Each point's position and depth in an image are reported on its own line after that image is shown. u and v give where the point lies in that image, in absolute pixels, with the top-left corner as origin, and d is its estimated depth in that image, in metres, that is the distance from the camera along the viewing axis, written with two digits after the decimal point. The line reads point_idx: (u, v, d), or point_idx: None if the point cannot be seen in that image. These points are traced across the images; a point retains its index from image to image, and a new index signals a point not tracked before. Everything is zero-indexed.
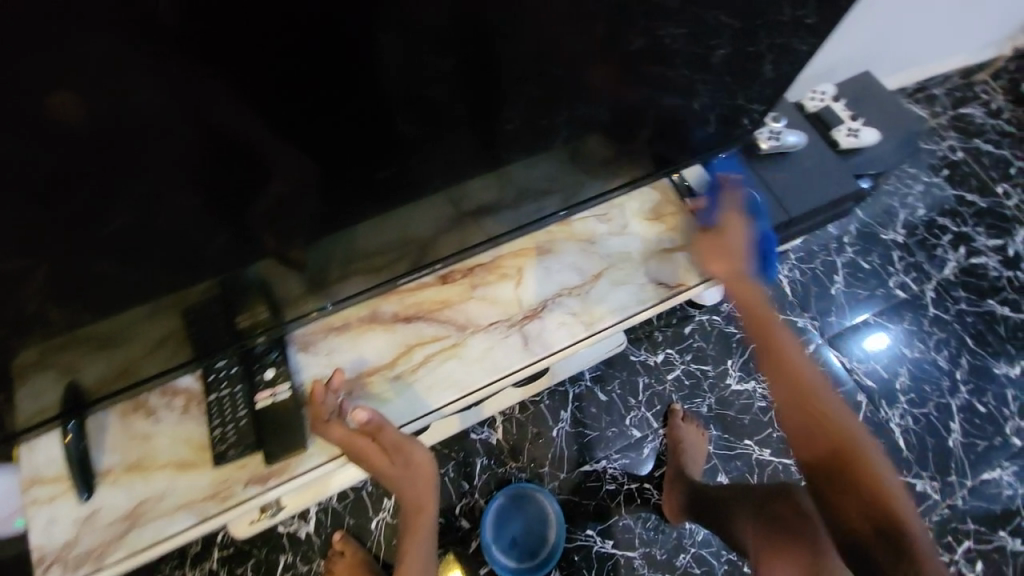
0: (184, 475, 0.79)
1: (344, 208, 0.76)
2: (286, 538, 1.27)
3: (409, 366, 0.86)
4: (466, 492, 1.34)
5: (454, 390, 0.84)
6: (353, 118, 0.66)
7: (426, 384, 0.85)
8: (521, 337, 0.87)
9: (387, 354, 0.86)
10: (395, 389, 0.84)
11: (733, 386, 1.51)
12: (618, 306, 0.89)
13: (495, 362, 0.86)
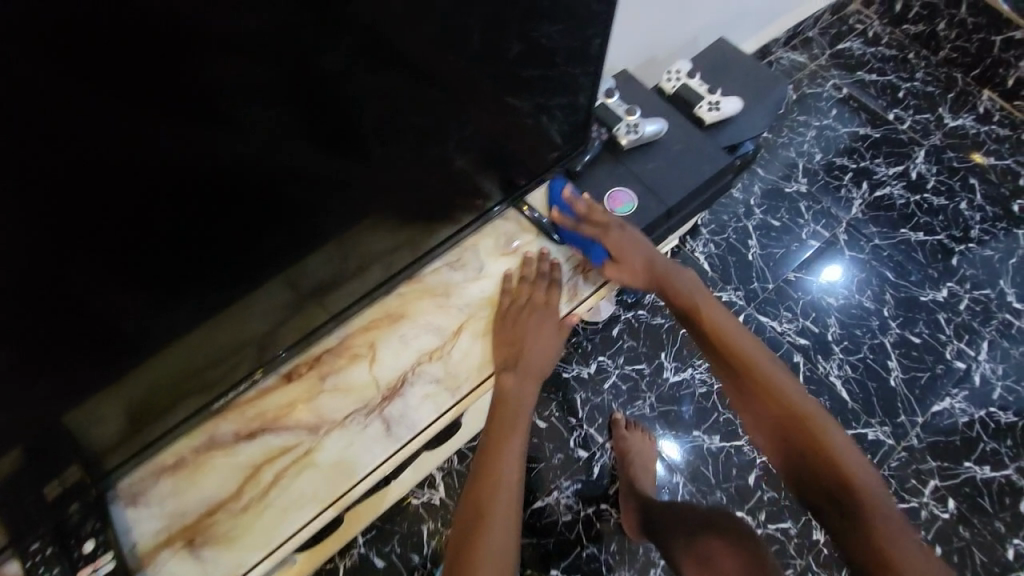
0: None
1: (143, 332, 0.67)
2: None
3: (261, 489, 0.77)
4: (418, 565, 1.25)
5: (315, 504, 0.77)
6: (111, 231, 0.57)
7: (283, 505, 0.77)
8: (383, 422, 0.81)
9: (234, 481, 0.77)
10: (249, 519, 0.76)
11: (671, 378, 1.47)
12: (476, 366, 0.86)
13: (354, 461, 0.79)
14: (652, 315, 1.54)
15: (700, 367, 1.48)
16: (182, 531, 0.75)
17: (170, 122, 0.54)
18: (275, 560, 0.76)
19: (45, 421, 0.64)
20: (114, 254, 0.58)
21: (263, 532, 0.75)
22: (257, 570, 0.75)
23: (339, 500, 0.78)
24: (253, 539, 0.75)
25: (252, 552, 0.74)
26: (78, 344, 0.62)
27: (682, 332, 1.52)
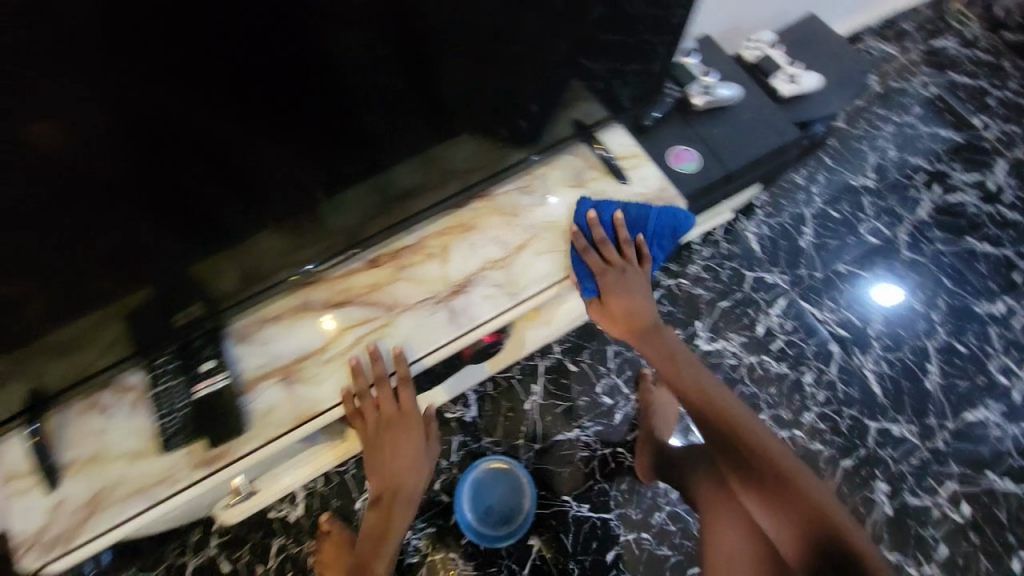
0: (134, 464, 0.77)
1: (258, 201, 0.78)
2: (278, 522, 1.33)
3: (340, 351, 0.89)
4: (444, 468, 1.38)
5: (383, 371, 0.88)
6: (258, 102, 0.67)
7: (355, 365, 0.87)
8: (449, 312, 0.91)
9: (317, 341, 0.87)
10: (327, 373, 0.87)
11: (703, 347, 1.52)
12: (539, 275, 0.94)
13: (425, 337, 0.90)
14: (693, 286, 1.59)
15: (734, 340, 1.52)
16: (272, 374, 0.85)
17: (318, 9, 0.62)
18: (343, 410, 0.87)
19: (180, 264, 0.78)
20: (249, 127, 0.69)
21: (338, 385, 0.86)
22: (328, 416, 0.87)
23: (401, 371, 0.88)
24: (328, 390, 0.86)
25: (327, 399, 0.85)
26: (215, 200, 0.74)
27: (720, 305, 1.57)
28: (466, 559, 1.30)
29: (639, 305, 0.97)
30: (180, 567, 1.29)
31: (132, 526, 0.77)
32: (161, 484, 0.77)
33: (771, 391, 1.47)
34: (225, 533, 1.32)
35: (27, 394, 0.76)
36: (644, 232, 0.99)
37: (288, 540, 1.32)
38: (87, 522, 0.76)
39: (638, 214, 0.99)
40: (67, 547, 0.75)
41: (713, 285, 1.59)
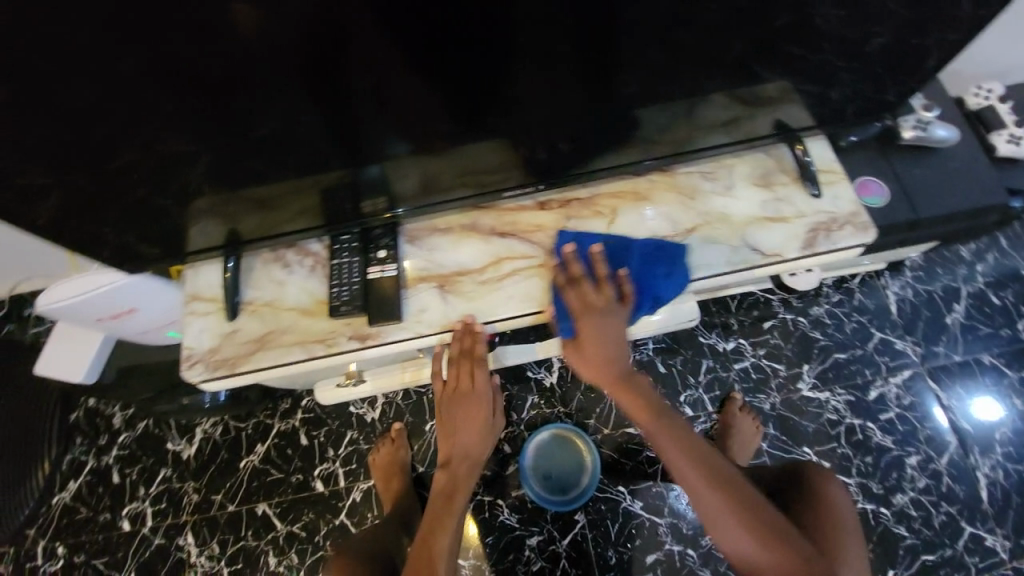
0: (305, 318, 0.83)
1: (454, 124, 0.75)
2: (355, 417, 1.43)
3: (497, 275, 0.86)
4: (512, 421, 1.40)
5: (534, 306, 0.84)
6: (499, 26, 0.61)
7: (508, 294, 0.85)
8: (605, 271, 0.85)
9: (480, 261, 0.87)
10: (481, 292, 0.85)
11: (804, 392, 1.43)
12: (705, 263, 0.85)
13: (575, 288, 0.84)
14: (811, 327, 1.50)
15: (840, 395, 1.42)
16: (434, 278, 0.85)
17: None
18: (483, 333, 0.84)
19: (369, 160, 0.78)
20: (479, 50, 0.63)
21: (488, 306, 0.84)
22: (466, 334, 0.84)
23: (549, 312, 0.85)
24: (478, 309, 0.84)
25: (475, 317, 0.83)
26: (420, 112, 0.72)
27: (834, 355, 1.47)
28: (512, 511, 1.32)
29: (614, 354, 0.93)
30: (267, 426, 1.42)
31: (286, 372, 0.82)
32: (324, 343, 0.81)
33: (866, 459, 1.37)
34: (309, 411, 1.44)
35: (227, 230, 0.86)
36: (628, 268, 0.86)
37: (359, 436, 1.41)
38: (251, 357, 0.81)
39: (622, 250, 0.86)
40: (229, 372, 0.80)
41: (833, 333, 1.49)
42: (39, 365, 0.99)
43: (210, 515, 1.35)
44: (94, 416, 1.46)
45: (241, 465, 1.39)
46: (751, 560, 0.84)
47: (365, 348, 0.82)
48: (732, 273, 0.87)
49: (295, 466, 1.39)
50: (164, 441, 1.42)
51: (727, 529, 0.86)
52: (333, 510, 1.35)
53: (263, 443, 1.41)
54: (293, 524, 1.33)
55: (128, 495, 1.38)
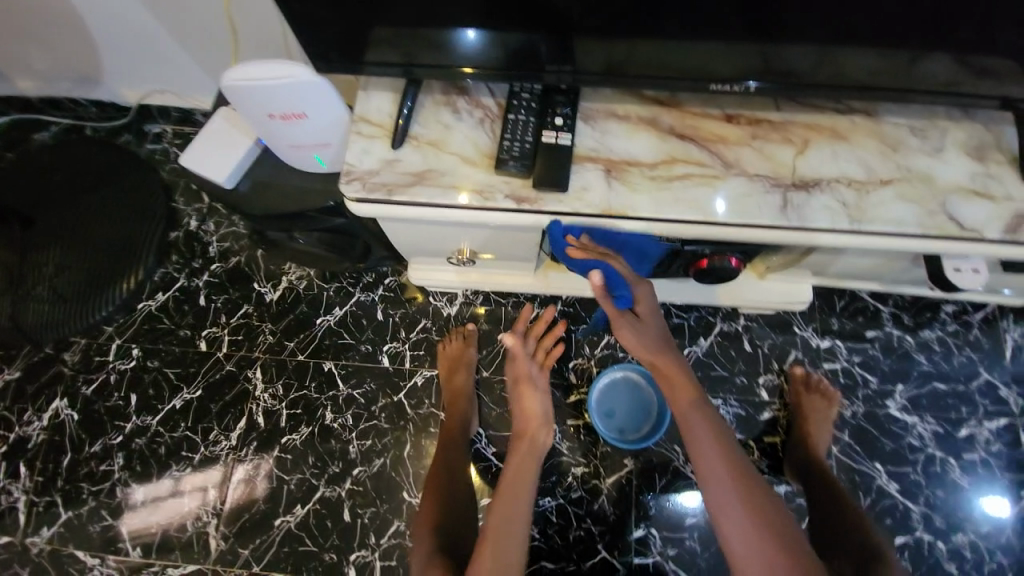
0: (466, 166, 0.81)
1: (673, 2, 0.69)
2: (432, 308, 1.44)
3: (669, 176, 0.81)
4: (585, 355, 1.38)
5: (701, 216, 0.79)
6: None
7: (676, 196, 0.80)
8: (781, 200, 0.80)
9: (654, 158, 0.82)
10: (649, 188, 0.80)
11: (891, 410, 1.34)
12: (892, 218, 0.79)
13: (746, 208, 0.79)
14: (916, 349, 1.40)
15: (929, 423, 1.34)
16: (605, 161, 0.81)
17: None
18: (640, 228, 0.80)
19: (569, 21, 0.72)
20: None
21: (654, 204, 0.79)
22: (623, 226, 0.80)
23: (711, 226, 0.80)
24: (642, 204, 0.79)
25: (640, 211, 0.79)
26: None
27: (933, 382, 1.37)
28: (564, 437, 1.32)
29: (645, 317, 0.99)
30: (348, 294, 1.45)
31: (435, 213, 0.81)
32: (481, 194, 0.79)
33: (937, 492, 1.29)
34: (391, 291, 1.45)
35: (407, 60, 0.80)
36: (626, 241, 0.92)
37: (432, 326, 1.42)
38: (409, 188, 0.80)
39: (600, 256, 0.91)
40: (382, 198, 0.80)
41: (937, 361, 1.39)
42: (188, 159, 1.05)
43: (280, 359, 1.40)
44: (192, 240, 1.52)
45: (317, 322, 1.43)
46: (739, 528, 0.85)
47: (519, 211, 0.80)
48: (920, 239, 0.79)
49: (367, 336, 1.42)
50: (251, 281, 1.46)
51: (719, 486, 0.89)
52: (394, 387, 1.37)
53: (341, 308, 1.44)
54: (355, 388, 1.37)
55: (208, 321, 1.44)
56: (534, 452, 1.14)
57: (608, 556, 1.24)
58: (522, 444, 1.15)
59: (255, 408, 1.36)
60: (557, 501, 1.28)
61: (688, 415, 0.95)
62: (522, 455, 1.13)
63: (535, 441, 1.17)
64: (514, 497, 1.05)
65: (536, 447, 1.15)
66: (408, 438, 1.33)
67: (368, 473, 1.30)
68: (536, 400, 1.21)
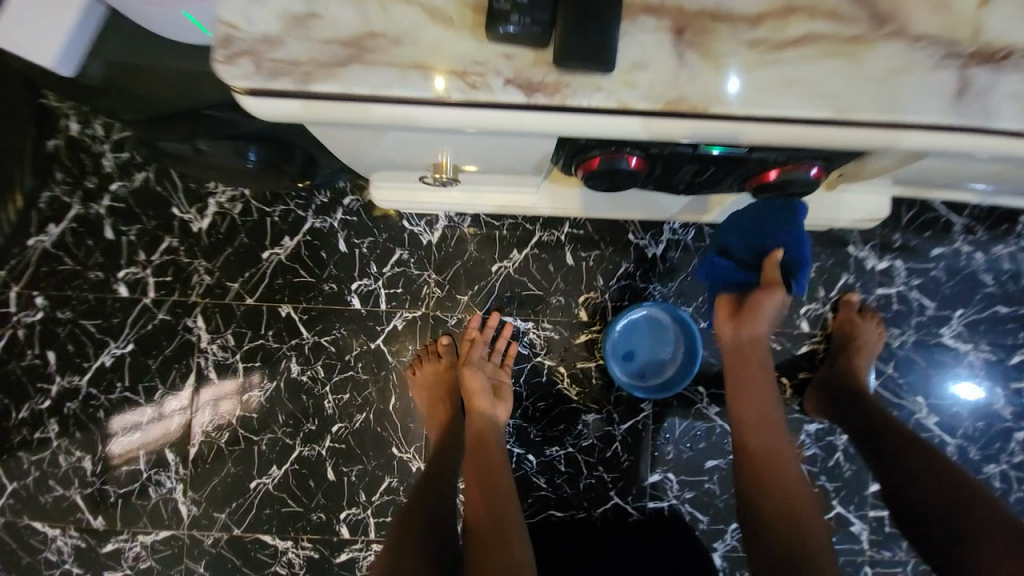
0: (436, 29, 0.47)
1: None
2: (408, 235, 1.15)
3: (782, 39, 0.48)
4: (597, 288, 1.16)
5: (830, 110, 0.47)
6: None
7: (793, 75, 0.47)
8: (952, 81, 0.49)
9: (758, 8, 0.48)
10: (751, 61, 0.47)
11: (944, 338, 1.18)
12: None
13: (896, 95, 0.49)
14: (985, 269, 1.19)
15: (983, 351, 1.18)
16: (676, 13, 0.47)
17: None
18: (727, 134, 0.49)
19: None
20: None
21: (758, 90, 0.47)
22: (701, 130, 0.48)
23: (843, 128, 0.48)
24: (738, 90, 0.47)
25: (733, 104, 0.47)
26: None
27: (996, 306, 1.19)
28: (573, 383, 1.15)
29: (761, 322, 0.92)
30: (298, 219, 1.14)
31: (386, 115, 0.48)
32: (464, 80, 0.46)
33: (977, 424, 1.18)
34: (353, 215, 1.14)
35: None
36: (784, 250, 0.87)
37: (410, 258, 1.15)
38: (338, 69, 0.46)
39: (758, 232, 0.89)
40: (293, 91, 0.47)
41: (1006, 282, 1.19)
42: None
43: (224, 304, 1.14)
44: (80, 152, 1.15)
45: (264, 257, 1.14)
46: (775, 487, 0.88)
47: (529, 108, 0.47)
48: None
49: (329, 272, 1.14)
50: (170, 205, 1.14)
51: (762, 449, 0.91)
52: (370, 332, 1.14)
53: (291, 238, 1.14)
54: (322, 335, 1.14)
55: (124, 258, 1.14)
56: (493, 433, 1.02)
57: (620, 502, 1.15)
58: (483, 442, 1.01)
59: (204, 362, 1.14)
60: (566, 450, 1.15)
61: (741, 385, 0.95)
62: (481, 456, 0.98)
63: (495, 430, 1.03)
64: (490, 477, 0.96)
65: (495, 434, 1.02)
66: (392, 390, 1.14)
67: (349, 429, 1.14)
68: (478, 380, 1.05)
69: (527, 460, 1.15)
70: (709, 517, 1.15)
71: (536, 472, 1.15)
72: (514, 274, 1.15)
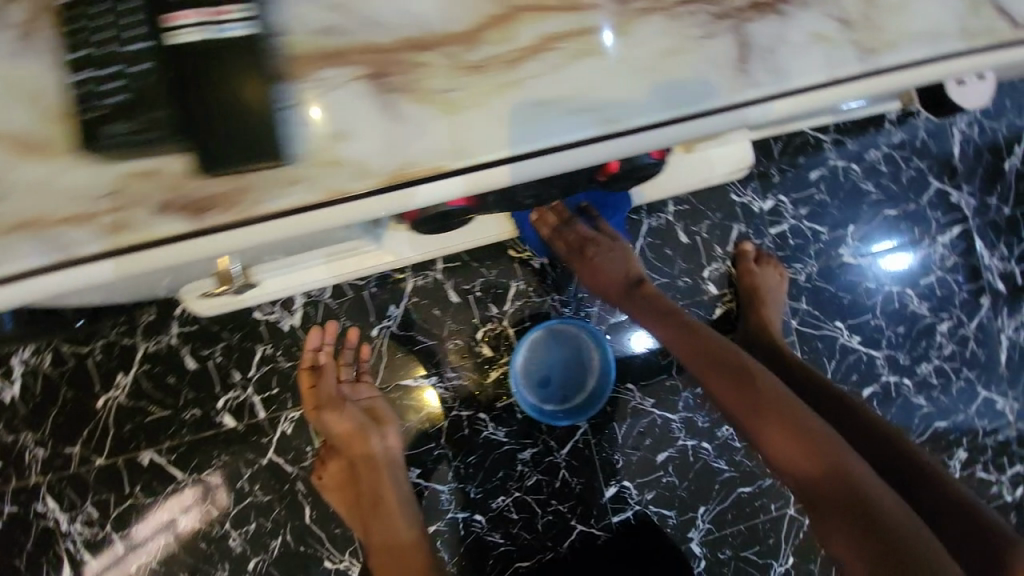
0: (26, 163, 0.34)
1: None
2: (264, 327, 0.99)
3: (514, 52, 0.37)
4: (493, 317, 1.05)
5: (597, 125, 0.37)
6: None
7: (543, 95, 0.37)
8: (738, 47, 0.39)
9: (474, 14, 0.36)
10: (485, 91, 0.36)
11: (845, 258, 1.15)
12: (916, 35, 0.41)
13: (679, 82, 0.38)
14: (864, 177, 1.15)
15: (882, 261, 1.16)
16: (362, 52, 0.35)
17: None
18: (483, 188, 0.37)
19: None
20: None
21: (496, 127, 0.36)
22: (447, 192, 0.37)
23: (618, 141, 0.38)
24: (473, 136, 0.36)
25: (470, 155, 0.36)
26: None
27: (885, 211, 1.16)
28: (498, 425, 1.05)
29: (615, 267, 0.97)
30: (127, 349, 0.98)
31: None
32: (102, 221, 0.34)
33: (898, 330, 1.16)
34: (190, 324, 0.97)
35: None
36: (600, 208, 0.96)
37: (276, 352, 0.99)
38: None
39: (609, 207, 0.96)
40: None
41: (887, 185, 1.16)
42: None
43: (73, 473, 0.97)
44: None
45: (99, 406, 0.98)
46: (798, 466, 0.76)
47: (195, 237, 0.35)
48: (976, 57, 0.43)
49: (184, 397, 0.98)
50: None
51: (736, 404, 0.84)
52: (256, 449, 0.99)
53: (126, 373, 0.98)
54: (201, 471, 0.98)
55: None
56: (389, 470, 0.92)
57: (584, 529, 1.07)
58: (381, 513, 0.90)
59: (72, 548, 0.96)
60: (512, 496, 1.05)
61: (671, 334, 0.93)
62: (385, 533, 0.90)
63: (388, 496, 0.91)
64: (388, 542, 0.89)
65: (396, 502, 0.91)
66: (302, 501, 1.00)
67: (268, 561, 0.99)
68: (342, 421, 0.92)
69: (475, 521, 1.05)
70: (675, 510, 1.09)
71: (488, 529, 1.05)
72: (399, 330, 1.03)
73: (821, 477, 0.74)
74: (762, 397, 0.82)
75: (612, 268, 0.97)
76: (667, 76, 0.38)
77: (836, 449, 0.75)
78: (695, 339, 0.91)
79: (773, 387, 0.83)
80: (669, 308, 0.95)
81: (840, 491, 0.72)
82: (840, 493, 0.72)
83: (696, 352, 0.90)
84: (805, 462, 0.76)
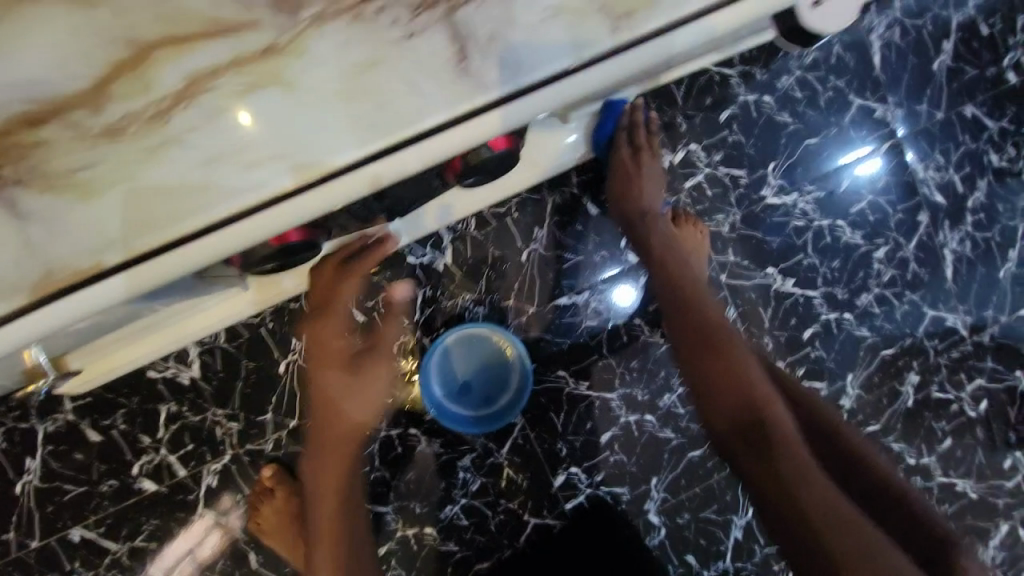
0: None
1: None
2: (163, 385, 0.94)
3: (154, 107, 0.34)
4: (405, 330, 1.00)
5: (284, 175, 0.34)
6: None
7: (212, 150, 0.34)
8: (438, 49, 0.34)
9: (103, 69, 0.34)
10: (131, 158, 0.34)
11: (768, 200, 1.08)
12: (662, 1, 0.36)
13: (374, 104, 0.34)
14: (778, 109, 1.07)
15: (808, 195, 1.09)
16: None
17: None
18: (185, 264, 0.36)
19: None
20: None
21: (164, 195, 0.34)
22: (130, 278, 0.35)
23: (321, 186, 0.35)
24: (139, 210, 0.34)
25: (148, 235, 0.34)
26: None
27: (805, 141, 1.08)
28: (432, 437, 1.02)
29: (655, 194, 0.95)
30: (27, 434, 0.93)
31: None
32: None
33: (833, 264, 1.11)
34: (84, 396, 0.93)
35: None
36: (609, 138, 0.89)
37: (182, 408, 0.94)
38: None
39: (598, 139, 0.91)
40: None
41: (804, 112, 1.07)
42: None
43: (13, 559, 0.93)
44: None
45: (18, 492, 0.93)
46: (727, 404, 0.80)
47: None
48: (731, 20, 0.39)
49: (98, 470, 0.94)
50: None
51: (692, 342, 0.85)
52: (184, 508, 0.96)
53: (34, 456, 0.93)
54: (134, 538, 0.95)
55: None
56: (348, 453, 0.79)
57: (539, 520, 1.06)
58: (335, 488, 0.79)
59: None
60: (460, 504, 1.04)
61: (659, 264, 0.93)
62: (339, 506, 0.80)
63: (349, 470, 0.79)
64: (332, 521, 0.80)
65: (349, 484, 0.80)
66: (245, 549, 0.97)
67: None
68: (334, 382, 0.75)
69: (426, 533, 1.03)
70: (628, 486, 1.08)
71: (442, 539, 1.03)
72: (305, 363, 0.96)
73: (754, 416, 0.77)
74: (726, 344, 0.84)
75: (648, 194, 0.94)
76: (360, 100, 0.34)
77: (775, 406, 0.78)
78: (675, 279, 0.91)
79: (734, 338, 0.85)
80: (668, 246, 0.93)
81: (762, 431, 0.75)
82: (755, 433, 0.76)
83: (670, 288, 0.90)
84: (739, 403, 0.79)
